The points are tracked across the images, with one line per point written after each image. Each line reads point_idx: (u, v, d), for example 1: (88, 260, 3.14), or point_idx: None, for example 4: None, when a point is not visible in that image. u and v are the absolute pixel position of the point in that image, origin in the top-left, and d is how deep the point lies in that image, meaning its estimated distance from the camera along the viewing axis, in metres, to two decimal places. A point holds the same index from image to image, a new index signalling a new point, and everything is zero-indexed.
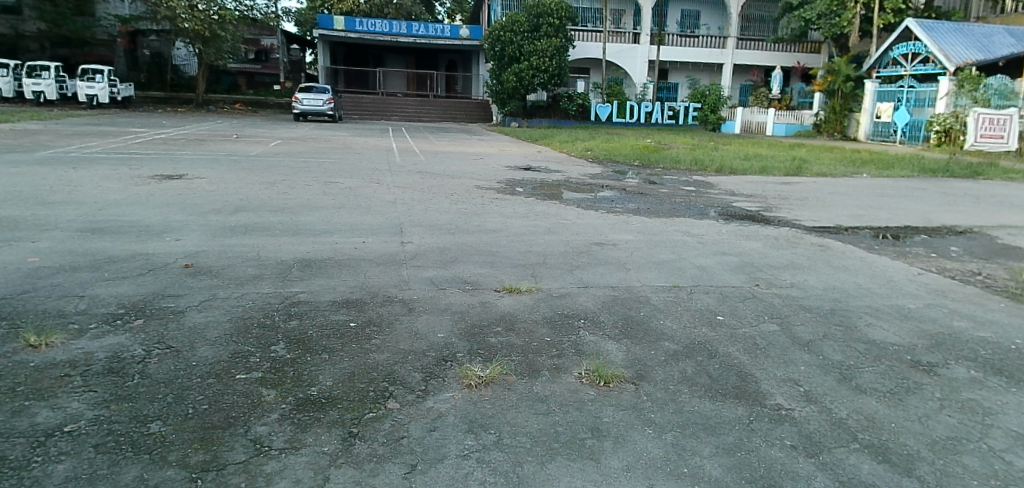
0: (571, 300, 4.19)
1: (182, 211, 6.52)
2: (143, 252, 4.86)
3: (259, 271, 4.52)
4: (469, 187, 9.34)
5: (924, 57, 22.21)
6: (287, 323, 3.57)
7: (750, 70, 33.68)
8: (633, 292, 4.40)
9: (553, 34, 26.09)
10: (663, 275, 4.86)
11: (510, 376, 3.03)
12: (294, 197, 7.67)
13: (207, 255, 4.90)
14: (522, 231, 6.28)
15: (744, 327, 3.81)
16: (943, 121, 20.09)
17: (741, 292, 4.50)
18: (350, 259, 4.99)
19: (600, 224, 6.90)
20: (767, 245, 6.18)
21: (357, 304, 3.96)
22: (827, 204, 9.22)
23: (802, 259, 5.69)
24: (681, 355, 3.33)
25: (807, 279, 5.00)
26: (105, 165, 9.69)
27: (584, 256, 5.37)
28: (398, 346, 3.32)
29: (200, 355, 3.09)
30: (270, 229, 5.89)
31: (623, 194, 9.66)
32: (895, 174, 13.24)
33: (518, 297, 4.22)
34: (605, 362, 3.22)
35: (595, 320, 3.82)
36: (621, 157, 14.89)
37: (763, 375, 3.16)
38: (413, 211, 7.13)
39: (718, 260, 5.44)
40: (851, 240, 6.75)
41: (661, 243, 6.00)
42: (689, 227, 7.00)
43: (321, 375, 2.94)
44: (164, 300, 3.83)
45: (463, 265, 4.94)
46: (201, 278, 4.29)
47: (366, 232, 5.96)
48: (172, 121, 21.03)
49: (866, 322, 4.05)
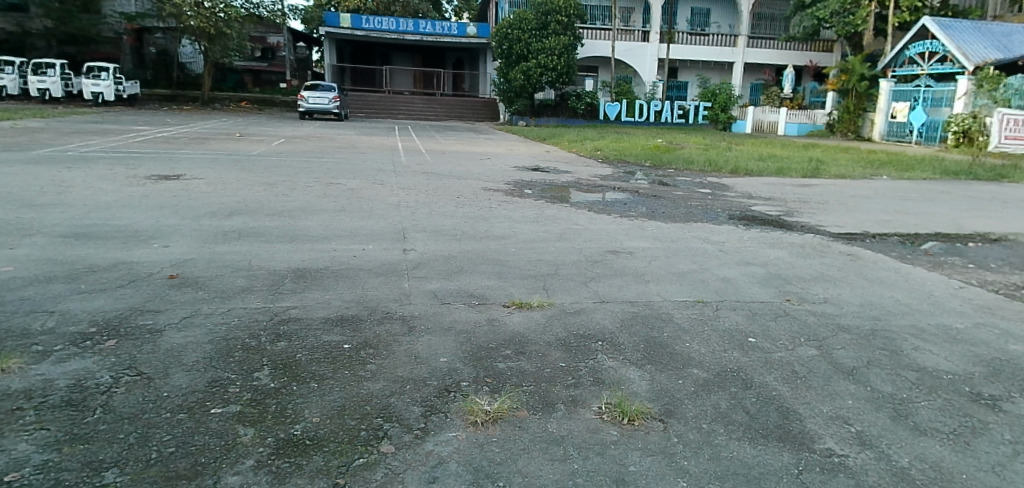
0: (586, 318, 3.83)
1: (175, 214, 6.22)
2: (126, 260, 4.54)
3: (249, 283, 4.19)
4: (476, 188, 8.98)
5: (941, 56, 21.68)
6: (274, 344, 3.23)
7: (761, 69, 33.14)
8: (654, 308, 4.03)
9: (561, 32, 25.71)
10: (686, 288, 4.48)
11: (522, 411, 2.67)
12: (293, 199, 7.32)
13: (195, 264, 4.57)
14: (532, 237, 5.93)
15: (780, 351, 3.43)
16: (961, 122, 19.55)
17: (771, 309, 4.14)
18: (348, 268, 4.65)
19: (614, 229, 6.53)
20: (793, 254, 5.80)
21: (353, 322, 3.61)
22: (851, 208, 8.79)
23: (833, 270, 5.30)
24: (714, 385, 2.97)
25: (840, 293, 4.62)
26: (101, 164, 9.42)
27: (598, 266, 5.00)
28: (396, 372, 2.98)
29: (174, 384, 2.76)
30: (266, 234, 5.58)
31: (634, 196, 9.29)
32: (916, 176, 12.79)
33: (529, 313, 3.86)
34: (629, 394, 2.85)
35: (613, 341, 3.47)
36: (631, 157, 14.51)
37: (808, 411, 2.79)
38: (416, 214, 6.78)
39: (743, 271, 5.07)
40: (881, 249, 6.36)
41: (681, 252, 5.62)
42: (709, 232, 6.62)
43: (307, 410, 2.60)
44: (141, 317, 3.50)
45: (469, 275, 4.59)
46: (185, 290, 3.97)
47: (367, 238, 5.62)
48: (176, 120, 20.81)
49: (912, 346, 3.66)
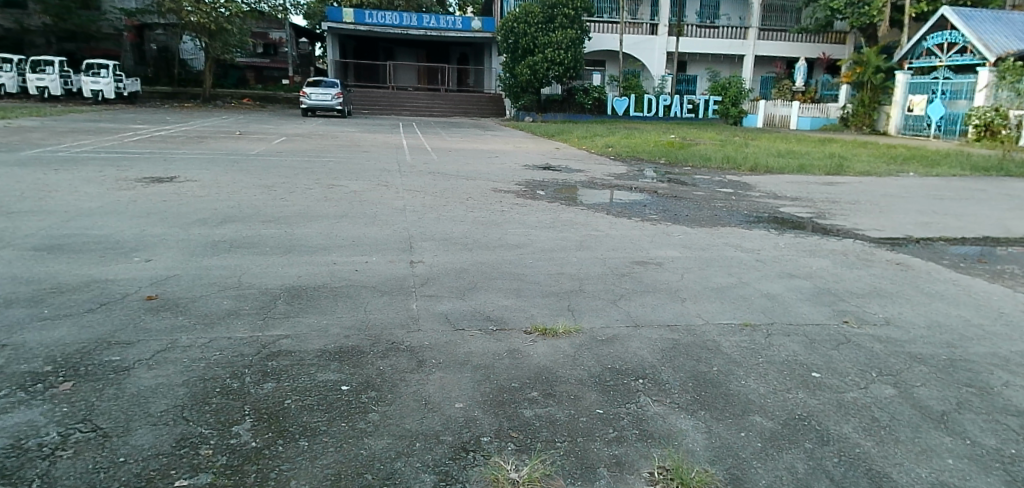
0: (620, 347, 3.32)
1: (163, 222, 5.76)
2: (100, 279, 4.06)
3: (236, 305, 3.71)
4: (485, 190, 8.49)
5: (961, 46, 21.00)
6: (260, 387, 2.75)
7: (772, 62, 32.45)
8: (696, 334, 3.52)
9: (568, 25, 25.09)
10: (728, 308, 3.98)
11: (558, 480, 2.16)
12: (292, 204, 6.86)
13: (178, 281, 4.10)
14: (550, 246, 5.43)
15: (852, 391, 2.93)
16: (983, 115, 19.00)
17: (830, 334, 3.64)
18: (350, 286, 4.16)
19: (638, 236, 6.02)
20: (837, 264, 5.27)
21: (353, 355, 3.11)
22: (886, 209, 8.24)
23: (886, 283, 4.77)
24: (785, 441, 2.46)
25: (901, 312, 4.10)
26: (91, 167, 8.96)
27: (626, 281, 4.49)
28: (402, 425, 2.48)
29: (135, 444, 2.27)
30: (259, 245, 5.11)
31: (653, 197, 8.77)
32: (943, 173, 12.22)
33: (555, 342, 3.35)
34: (684, 455, 2.34)
35: (657, 378, 2.96)
36: (645, 154, 13.97)
37: (903, 476, 2.29)
38: (424, 220, 6.30)
39: (787, 285, 4.56)
40: (929, 257, 5.82)
41: (714, 263, 5.10)
42: (740, 238, 6.10)
43: (293, 481, 2.10)
44: (107, 352, 3.00)
45: (483, 293, 4.11)
46: (163, 315, 3.49)
47: (370, 248, 5.14)
48: (176, 118, 20.39)
49: (1003, 381, 3.11)
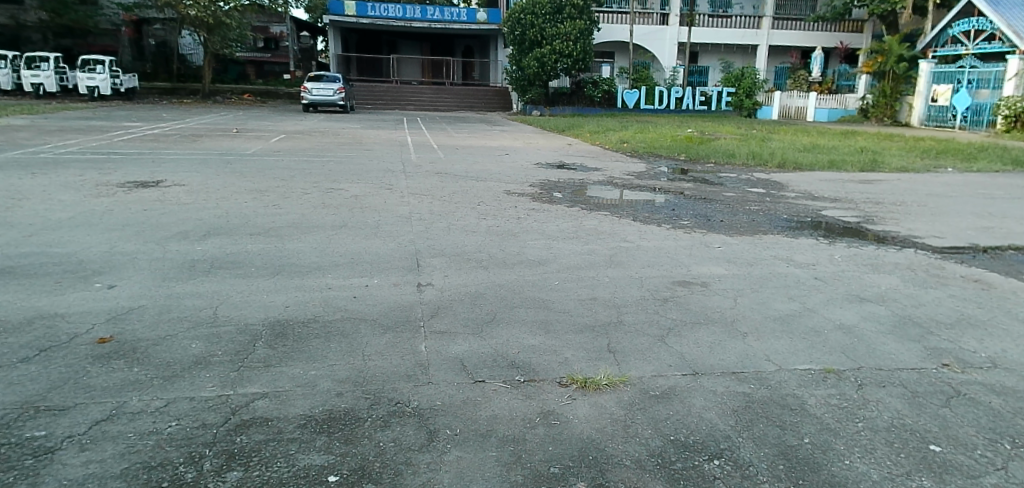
0: (681, 406, 2.65)
1: (137, 236, 5.12)
2: (48, 314, 3.42)
3: (206, 350, 3.04)
4: (497, 192, 7.80)
5: (989, 34, 20.08)
6: (220, 479, 2.09)
7: (787, 52, 31.47)
8: (774, 388, 2.83)
9: (576, 16, 24.31)
10: (802, 347, 3.29)
11: None
12: (284, 213, 6.18)
13: (139, 317, 3.44)
14: (576, 262, 4.75)
15: (991, 475, 2.24)
16: (1014, 104, 18.22)
17: (933, 384, 2.94)
18: (346, 320, 3.50)
19: (674, 248, 5.33)
20: (906, 283, 4.57)
21: (346, 424, 2.45)
22: (938, 212, 7.48)
23: (972, 308, 4.06)
24: None
25: (1007, 350, 3.39)
26: (72, 169, 8.35)
27: (671, 308, 3.81)
28: None
29: None
30: (244, 264, 4.46)
31: (680, 199, 8.05)
32: (985, 168, 11.41)
33: (597, 400, 2.69)
34: None
35: (735, 457, 2.30)
36: (664, 150, 13.22)
37: None
38: (432, 230, 5.64)
39: (860, 312, 3.87)
40: (1009, 271, 5.07)
41: (768, 282, 4.41)
42: (790, 250, 5.38)
43: None
44: (30, 425, 2.35)
45: (505, 327, 3.45)
46: (115, 366, 2.85)
47: (371, 267, 4.48)
48: (173, 115, 19.70)
49: None
